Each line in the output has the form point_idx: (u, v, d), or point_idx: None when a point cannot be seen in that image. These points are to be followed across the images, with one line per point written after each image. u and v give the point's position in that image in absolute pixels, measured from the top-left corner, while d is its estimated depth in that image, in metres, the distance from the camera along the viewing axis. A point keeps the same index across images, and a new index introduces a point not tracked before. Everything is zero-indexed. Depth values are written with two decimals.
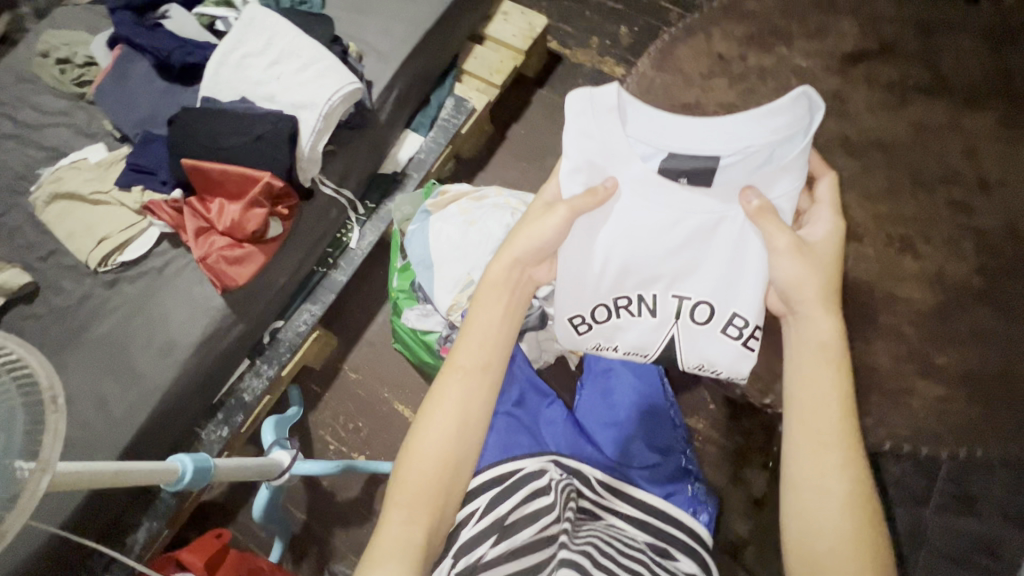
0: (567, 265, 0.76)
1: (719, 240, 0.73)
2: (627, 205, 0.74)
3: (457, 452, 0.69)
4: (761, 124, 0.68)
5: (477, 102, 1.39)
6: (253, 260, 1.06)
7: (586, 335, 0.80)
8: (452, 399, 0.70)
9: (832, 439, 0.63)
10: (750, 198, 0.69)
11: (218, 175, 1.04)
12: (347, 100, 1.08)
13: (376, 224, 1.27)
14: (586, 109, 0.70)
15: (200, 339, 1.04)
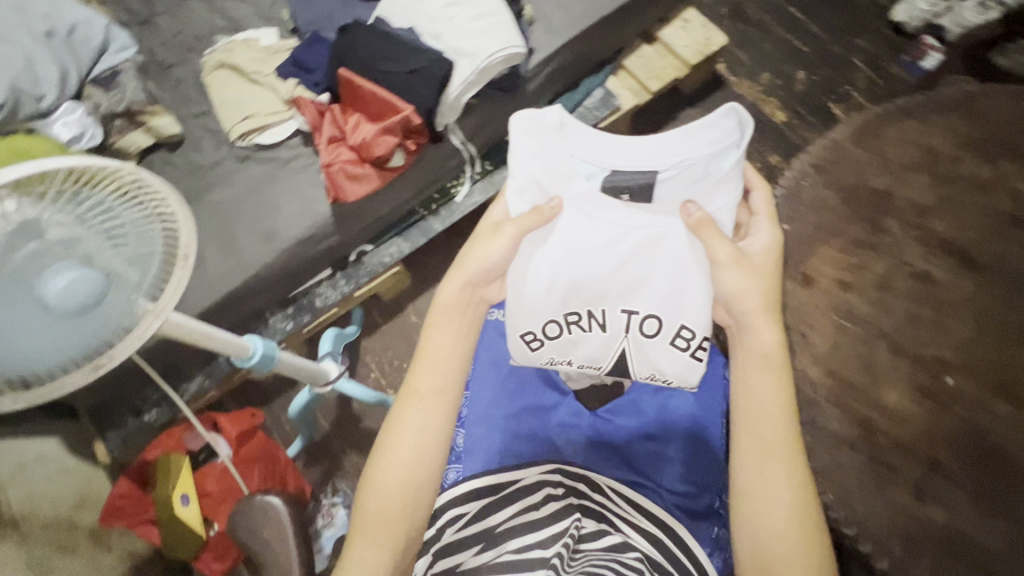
0: (514, 289, 0.77)
1: (668, 253, 0.75)
2: (572, 218, 0.77)
3: (419, 477, 0.69)
4: (692, 140, 0.73)
5: (624, 101, 1.35)
6: (368, 182, 1.09)
7: (539, 350, 0.79)
8: (412, 426, 0.70)
9: (779, 449, 0.65)
10: (691, 208, 0.73)
11: (366, 93, 1.07)
12: (506, 61, 1.07)
13: (487, 188, 1.28)
14: (532, 129, 0.76)
15: (299, 237, 1.09)
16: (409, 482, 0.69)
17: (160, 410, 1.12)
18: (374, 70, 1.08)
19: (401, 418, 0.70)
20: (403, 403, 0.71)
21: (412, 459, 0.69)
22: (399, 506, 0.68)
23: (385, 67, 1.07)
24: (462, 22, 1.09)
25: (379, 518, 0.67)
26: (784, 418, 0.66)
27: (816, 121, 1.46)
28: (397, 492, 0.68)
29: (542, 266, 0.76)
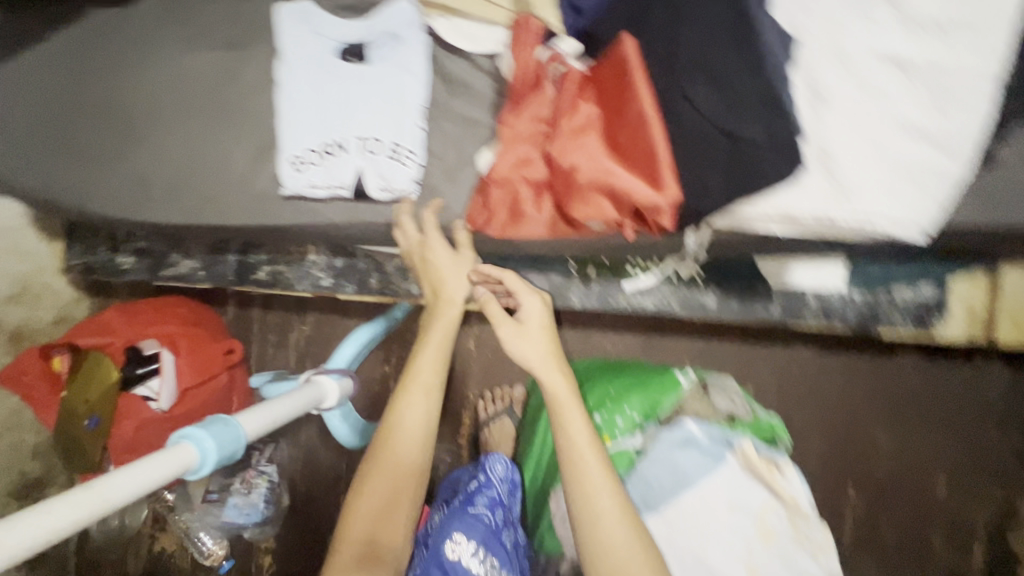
0: (283, 134, 0.68)
1: (402, 85, 0.67)
2: (310, 73, 0.67)
3: (397, 496, 0.66)
4: (392, 8, 0.66)
5: (946, 323, 0.83)
6: (534, 227, 0.66)
7: (303, 173, 0.68)
8: (416, 399, 0.69)
9: (618, 523, 0.56)
10: (412, 71, 0.66)
11: (634, 109, 0.58)
12: (877, 236, 0.55)
13: (670, 299, 0.83)
14: (283, 17, 0.68)
15: (393, 222, 0.71)
16: (393, 493, 0.66)
17: (138, 263, 0.87)
18: (680, 86, 0.56)
19: (393, 440, 0.68)
20: (380, 441, 0.69)
21: (404, 475, 0.67)
22: (378, 503, 0.66)
23: (698, 88, 0.55)
24: (886, 115, 0.53)
25: (359, 539, 0.64)
26: (619, 508, 0.57)
27: None
28: (379, 486, 0.66)
29: (293, 118, 0.67)
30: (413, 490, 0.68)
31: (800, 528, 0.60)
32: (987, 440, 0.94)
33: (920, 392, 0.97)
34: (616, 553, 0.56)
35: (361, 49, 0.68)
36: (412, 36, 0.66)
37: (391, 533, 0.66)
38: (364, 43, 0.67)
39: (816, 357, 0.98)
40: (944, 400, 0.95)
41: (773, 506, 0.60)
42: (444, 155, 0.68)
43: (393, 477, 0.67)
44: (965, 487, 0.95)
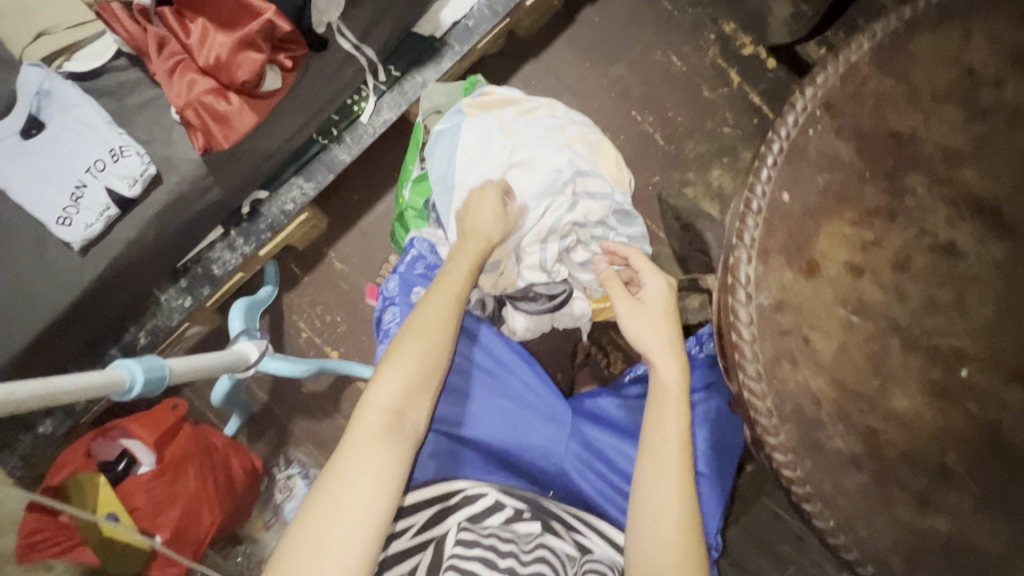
0: (37, 213, 0.82)
1: (78, 114, 0.82)
2: (17, 163, 0.82)
3: (430, 367, 0.62)
4: (25, 77, 0.82)
5: None
6: (241, 116, 0.84)
7: (74, 224, 0.82)
8: (417, 333, 0.62)
9: (663, 469, 0.60)
10: (74, 99, 0.82)
11: None
12: None
13: (397, 100, 1.03)
14: None
15: (167, 202, 0.86)
16: (420, 376, 0.61)
17: (57, 418, 0.98)
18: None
19: (415, 325, 0.63)
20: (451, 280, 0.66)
21: (433, 348, 0.62)
22: (401, 385, 0.60)
23: None
24: None
25: (387, 410, 0.59)
26: (678, 505, 0.59)
27: None
28: (404, 357, 0.61)
29: (33, 199, 0.82)
30: (428, 371, 0.61)
31: (532, 111, 0.78)
32: (665, 13, 1.23)
33: (610, 23, 1.23)
34: (653, 467, 0.61)
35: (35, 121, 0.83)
36: (53, 81, 0.82)
37: (418, 406, 0.61)
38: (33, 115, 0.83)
39: (539, 63, 1.22)
40: (624, 15, 1.23)
41: (504, 113, 0.79)
42: (153, 132, 0.85)
43: (419, 368, 0.61)
44: (683, 49, 1.23)
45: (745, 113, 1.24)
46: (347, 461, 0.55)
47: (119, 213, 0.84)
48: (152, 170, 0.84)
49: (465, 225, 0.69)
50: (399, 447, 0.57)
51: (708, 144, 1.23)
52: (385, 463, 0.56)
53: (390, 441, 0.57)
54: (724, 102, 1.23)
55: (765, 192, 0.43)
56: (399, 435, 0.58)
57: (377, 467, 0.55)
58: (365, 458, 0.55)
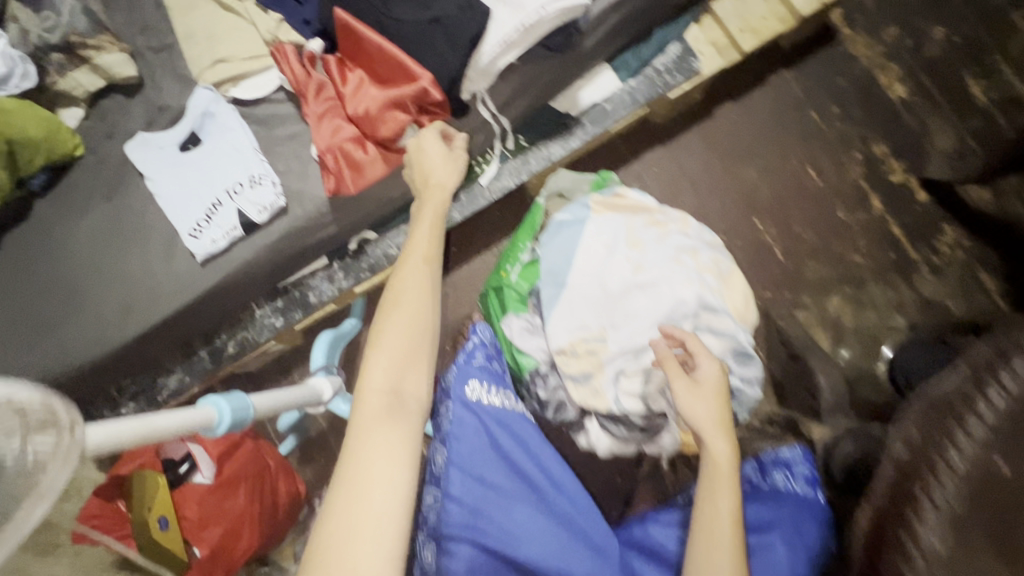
0: (174, 220, 0.87)
1: (233, 138, 0.88)
2: (170, 171, 0.88)
3: (407, 354, 0.66)
4: (198, 98, 0.89)
5: (705, 62, 1.06)
6: (373, 168, 0.86)
7: (202, 237, 0.86)
8: (401, 314, 0.67)
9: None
10: (234, 126, 0.88)
11: (372, 48, 0.81)
12: (562, 12, 0.78)
13: (517, 169, 1.03)
14: (133, 149, 0.90)
15: (287, 232, 0.89)
16: (403, 356, 0.65)
17: (139, 404, 1.02)
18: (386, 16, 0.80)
19: (382, 320, 0.67)
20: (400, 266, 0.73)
21: (402, 335, 0.66)
22: (406, 382, 0.64)
23: (399, 10, 0.80)
24: None
25: (383, 392, 0.63)
26: None
27: (945, 99, 1.15)
28: (382, 349, 0.65)
29: (174, 206, 0.87)
30: (416, 359, 0.66)
31: (663, 225, 0.75)
32: (810, 122, 1.16)
33: (749, 123, 1.18)
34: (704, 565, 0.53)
35: (195, 136, 0.89)
36: (220, 106, 0.88)
37: (412, 382, 0.65)
38: (194, 132, 0.89)
39: (665, 151, 1.18)
40: (766, 117, 1.17)
41: (634, 220, 0.76)
42: (291, 166, 0.89)
43: (398, 345, 0.66)
44: (824, 163, 1.15)
45: (879, 243, 1.13)
46: (361, 447, 0.59)
47: (242, 235, 0.88)
48: (281, 201, 0.87)
49: (416, 171, 0.85)
50: (402, 422, 0.61)
51: (831, 268, 1.13)
52: (386, 443, 0.59)
53: (393, 420, 0.61)
54: (859, 228, 1.14)
55: (971, 452, 0.42)
56: (406, 424, 0.61)
57: (389, 452, 0.59)
58: (374, 435, 0.59)
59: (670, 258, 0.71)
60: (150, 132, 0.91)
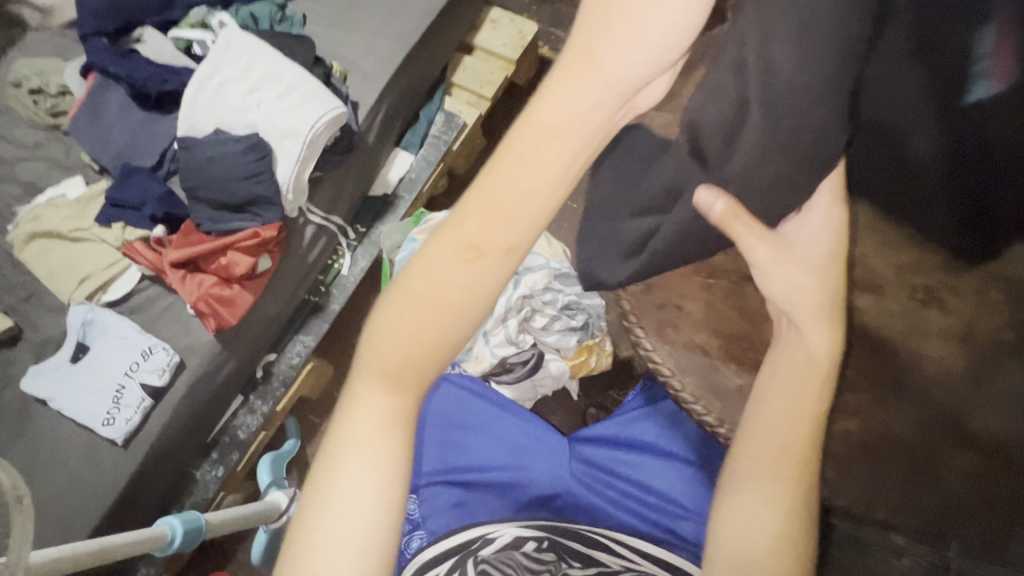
0: (86, 420, 0.96)
1: (115, 330, 1.00)
2: (67, 384, 0.98)
3: (402, 373, 0.52)
4: (74, 314, 1.02)
5: (466, 115, 1.35)
6: (242, 299, 1.03)
7: (116, 421, 0.95)
8: (458, 279, 0.50)
9: (767, 463, 0.52)
10: (114, 320, 1.01)
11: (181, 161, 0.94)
12: (328, 123, 1.02)
13: (368, 250, 1.24)
14: (28, 384, 0.99)
15: (193, 381, 1.01)
16: (448, 312, 0.50)
17: None
18: None
19: (436, 294, 0.50)
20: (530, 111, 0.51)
21: (423, 333, 0.51)
22: (582, 126, 0.49)
23: (215, 179, 1.02)
24: (273, 102, 1.03)
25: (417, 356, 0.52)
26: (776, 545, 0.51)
27: None
28: (381, 353, 0.52)
29: (82, 409, 0.96)
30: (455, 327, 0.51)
31: None
32: None
33: None
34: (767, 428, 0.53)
35: (82, 347, 1.01)
36: (94, 311, 1.01)
37: (457, 329, 0.51)
38: (80, 343, 1.01)
39: None
40: None
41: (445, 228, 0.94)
42: (174, 331, 1.02)
43: (425, 331, 0.51)
44: None
45: None
46: (340, 460, 0.53)
47: (153, 402, 0.98)
48: (175, 357, 1.00)
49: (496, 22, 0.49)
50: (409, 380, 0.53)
51: None
52: (385, 410, 0.54)
53: (389, 390, 0.53)
54: None
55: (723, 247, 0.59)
56: (395, 394, 0.53)
57: (375, 426, 0.54)
58: (365, 408, 0.53)
59: None
60: (40, 363, 1.01)
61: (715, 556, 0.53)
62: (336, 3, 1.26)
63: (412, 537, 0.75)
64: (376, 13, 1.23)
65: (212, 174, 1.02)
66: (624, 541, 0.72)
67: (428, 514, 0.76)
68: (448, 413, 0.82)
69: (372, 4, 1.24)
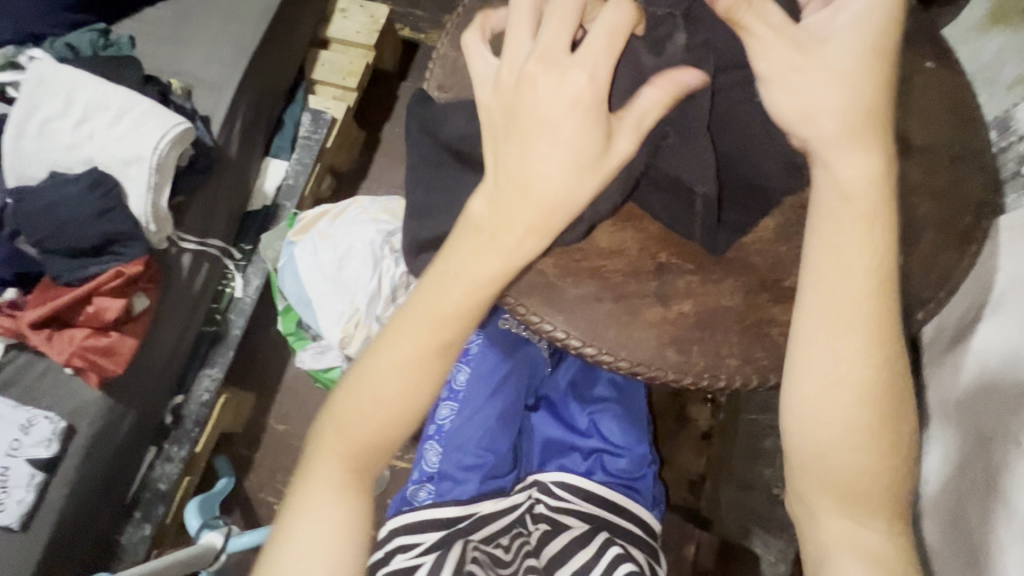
0: None
1: None
2: None
3: (370, 450, 0.51)
4: None
5: (335, 111, 1.30)
6: (124, 344, 0.96)
7: (6, 506, 0.86)
8: (413, 352, 0.49)
9: (841, 334, 0.46)
10: None
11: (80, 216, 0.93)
12: (172, 139, 0.96)
13: (258, 266, 1.20)
14: None
15: (88, 442, 0.94)
16: (437, 351, 0.50)
17: None
18: None
19: (393, 367, 0.50)
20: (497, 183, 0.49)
21: (401, 399, 0.50)
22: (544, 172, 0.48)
23: (58, 224, 0.93)
24: (106, 130, 0.96)
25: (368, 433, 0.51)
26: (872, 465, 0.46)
27: None
28: (355, 429, 0.51)
29: None
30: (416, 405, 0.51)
31: (340, 212, 0.93)
32: None
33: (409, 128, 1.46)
34: (830, 295, 0.47)
35: None
36: None
37: (378, 400, 0.50)
38: None
39: (369, 184, 1.42)
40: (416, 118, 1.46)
41: (321, 225, 0.92)
42: (54, 396, 0.94)
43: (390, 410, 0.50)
44: None
45: None
46: (298, 522, 0.51)
47: (47, 476, 0.89)
48: (62, 423, 0.91)
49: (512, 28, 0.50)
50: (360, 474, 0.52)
51: None
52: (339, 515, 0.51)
53: (333, 488, 0.51)
54: None
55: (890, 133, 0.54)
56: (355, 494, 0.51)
57: (330, 510, 0.51)
58: (309, 501, 0.51)
59: (353, 229, 0.90)
60: None
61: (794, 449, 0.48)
62: (165, 18, 1.18)
63: (422, 487, 0.79)
64: (210, 20, 1.17)
65: (55, 221, 0.93)
66: (558, 489, 0.77)
67: (443, 470, 0.80)
68: (479, 381, 0.83)
69: (204, 12, 1.17)
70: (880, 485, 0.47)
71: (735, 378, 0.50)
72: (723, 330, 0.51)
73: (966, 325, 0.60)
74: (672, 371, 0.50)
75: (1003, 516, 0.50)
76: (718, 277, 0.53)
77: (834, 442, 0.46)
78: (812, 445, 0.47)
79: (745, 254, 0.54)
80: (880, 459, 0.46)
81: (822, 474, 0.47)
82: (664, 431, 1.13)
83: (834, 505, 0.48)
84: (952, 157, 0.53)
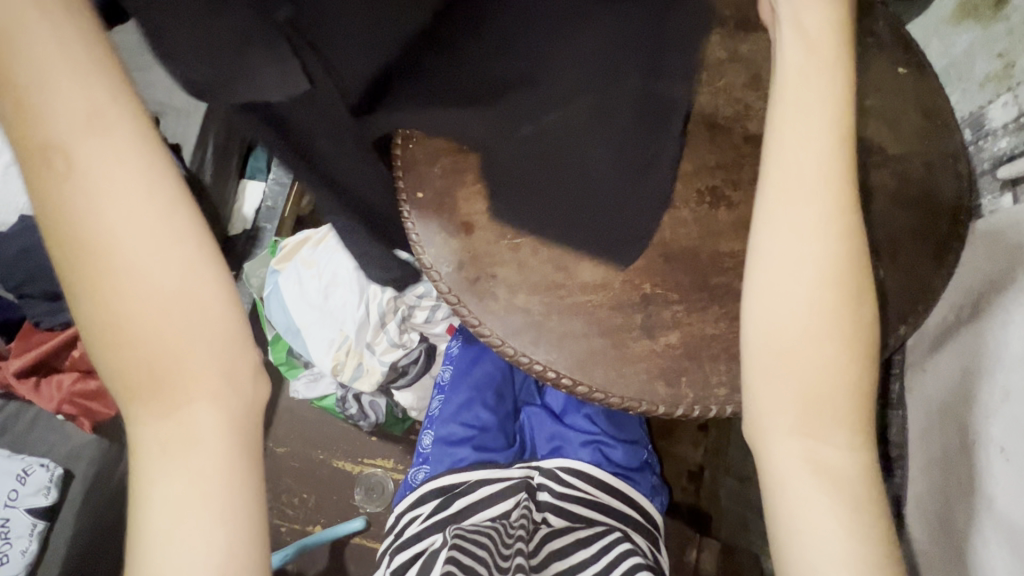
0: None
1: None
2: None
3: (160, 364, 0.36)
4: None
5: None
6: (115, 386, 0.95)
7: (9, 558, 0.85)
8: (120, 208, 0.36)
9: (801, 205, 0.45)
10: None
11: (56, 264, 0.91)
12: None
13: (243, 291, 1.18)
14: None
15: (88, 485, 0.93)
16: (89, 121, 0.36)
17: None
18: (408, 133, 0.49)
19: (104, 230, 0.36)
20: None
21: (179, 259, 0.37)
22: None
23: (35, 271, 0.91)
24: None
25: (138, 342, 0.36)
26: (836, 356, 0.43)
27: None
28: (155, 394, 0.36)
29: None
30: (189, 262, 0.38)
31: (322, 238, 0.92)
32: None
33: None
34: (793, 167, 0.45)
35: None
36: None
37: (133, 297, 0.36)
38: None
39: None
40: None
41: (303, 252, 0.92)
42: (48, 443, 0.92)
43: (161, 316, 0.36)
44: None
45: None
46: (146, 498, 0.37)
47: (47, 523, 0.88)
48: (58, 470, 0.89)
49: None
50: (193, 396, 0.37)
51: None
52: (206, 468, 0.37)
53: (179, 430, 0.37)
54: None
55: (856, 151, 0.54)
56: (203, 432, 0.37)
57: (200, 474, 0.37)
58: (161, 473, 0.37)
59: (334, 256, 0.89)
60: None
61: (750, 353, 0.45)
62: None
63: (419, 469, 0.82)
64: None
65: (30, 265, 0.90)
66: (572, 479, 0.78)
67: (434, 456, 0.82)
68: (469, 374, 0.85)
69: None
70: (848, 390, 0.43)
71: (725, 407, 0.51)
72: (709, 359, 0.52)
73: (947, 327, 0.61)
74: (665, 404, 0.51)
75: (980, 518, 0.52)
76: (703, 304, 0.53)
77: (803, 334, 0.43)
78: (779, 337, 0.44)
79: (730, 278, 0.54)
80: (839, 342, 0.43)
81: (801, 378, 0.43)
82: (661, 425, 1.14)
83: (797, 421, 0.43)
84: (925, 165, 0.54)
